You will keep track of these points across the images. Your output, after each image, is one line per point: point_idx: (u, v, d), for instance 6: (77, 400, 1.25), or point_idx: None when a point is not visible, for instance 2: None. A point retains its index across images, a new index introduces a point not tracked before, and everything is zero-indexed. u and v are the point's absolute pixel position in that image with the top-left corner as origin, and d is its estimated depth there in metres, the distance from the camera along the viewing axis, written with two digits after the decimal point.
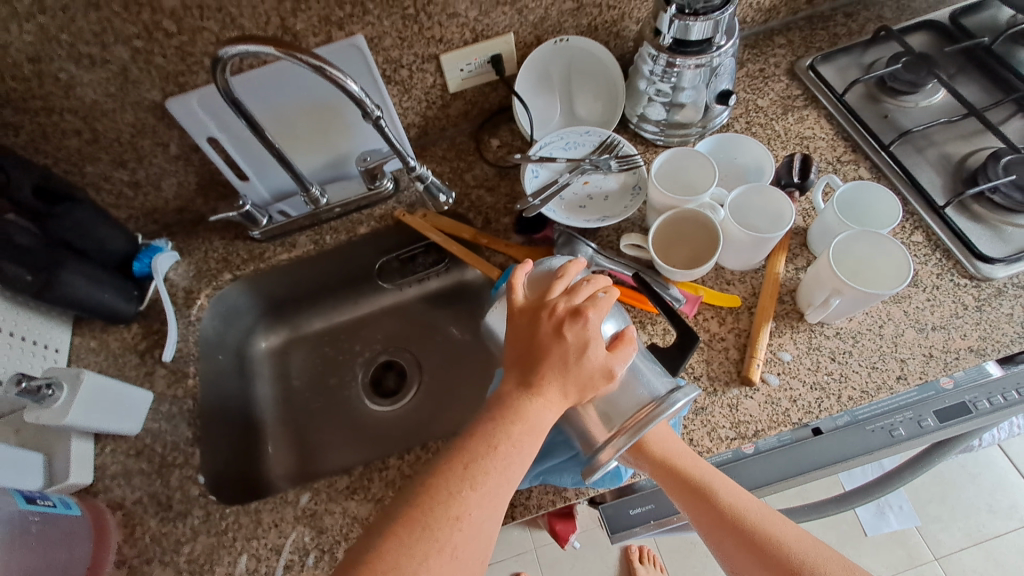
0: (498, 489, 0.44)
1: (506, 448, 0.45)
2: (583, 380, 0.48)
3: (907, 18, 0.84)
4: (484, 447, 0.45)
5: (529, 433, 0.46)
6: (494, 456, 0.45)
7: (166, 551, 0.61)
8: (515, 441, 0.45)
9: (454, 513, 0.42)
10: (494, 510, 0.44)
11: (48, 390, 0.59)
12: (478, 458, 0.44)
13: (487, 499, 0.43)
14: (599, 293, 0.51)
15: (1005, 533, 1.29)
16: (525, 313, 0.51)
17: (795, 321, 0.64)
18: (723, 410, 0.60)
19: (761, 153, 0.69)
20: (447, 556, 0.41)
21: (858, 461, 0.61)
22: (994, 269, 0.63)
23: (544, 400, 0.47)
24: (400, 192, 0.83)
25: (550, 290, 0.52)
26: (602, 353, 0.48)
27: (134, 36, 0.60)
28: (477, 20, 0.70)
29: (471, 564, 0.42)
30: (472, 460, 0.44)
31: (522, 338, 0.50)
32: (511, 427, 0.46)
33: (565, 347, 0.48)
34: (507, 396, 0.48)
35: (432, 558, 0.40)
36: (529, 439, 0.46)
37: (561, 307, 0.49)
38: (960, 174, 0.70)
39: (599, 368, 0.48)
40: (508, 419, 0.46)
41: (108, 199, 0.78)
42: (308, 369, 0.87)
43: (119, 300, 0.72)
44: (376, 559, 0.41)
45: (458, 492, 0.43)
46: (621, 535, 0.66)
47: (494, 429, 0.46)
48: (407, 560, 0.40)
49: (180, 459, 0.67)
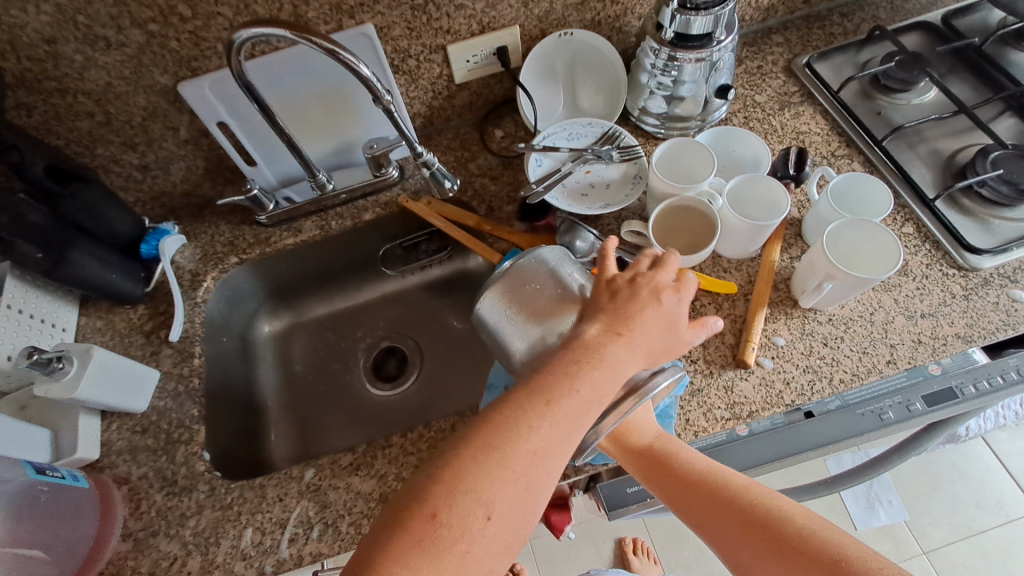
0: (569, 429, 0.45)
1: (585, 385, 0.46)
2: (671, 339, 0.51)
3: (901, 19, 0.86)
4: (558, 384, 0.46)
5: (564, 417, 0.45)
6: (571, 394, 0.45)
7: (171, 525, 0.62)
8: (596, 380, 0.46)
9: (530, 447, 0.43)
10: (526, 493, 0.43)
11: (58, 364, 0.60)
12: (555, 391, 0.45)
13: (518, 483, 0.42)
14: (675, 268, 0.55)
15: (991, 528, 1.31)
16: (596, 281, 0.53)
17: (789, 308, 0.66)
18: (718, 392, 0.62)
19: (758, 145, 0.71)
20: (518, 487, 0.42)
21: (850, 443, 0.64)
22: (981, 260, 0.65)
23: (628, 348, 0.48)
24: (405, 180, 0.84)
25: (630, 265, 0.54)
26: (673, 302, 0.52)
27: (149, 19, 0.62)
28: (483, 12, 0.71)
29: (536, 492, 0.43)
30: (502, 443, 0.43)
31: (605, 301, 0.51)
32: (544, 409, 0.44)
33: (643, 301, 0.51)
34: (570, 359, 0.47)
35: (461, 540, 0.40)
36: (607, 378, 0.47)
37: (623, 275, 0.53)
38: (950, 169, 0.72)
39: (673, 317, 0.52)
40: (543, 402, 0.45)
41: (117, 182, 0.79)
42: (311, 354, 0.88)
43: (126, 281, 0.73)
44: (457, 478, 0.42)
45: (485, 475, 0.42)
46: (619, 513, 0.68)
47: (528, 411, 0.44)
48: (485, 485, 0.42)
49: (186, 436, 0.68)
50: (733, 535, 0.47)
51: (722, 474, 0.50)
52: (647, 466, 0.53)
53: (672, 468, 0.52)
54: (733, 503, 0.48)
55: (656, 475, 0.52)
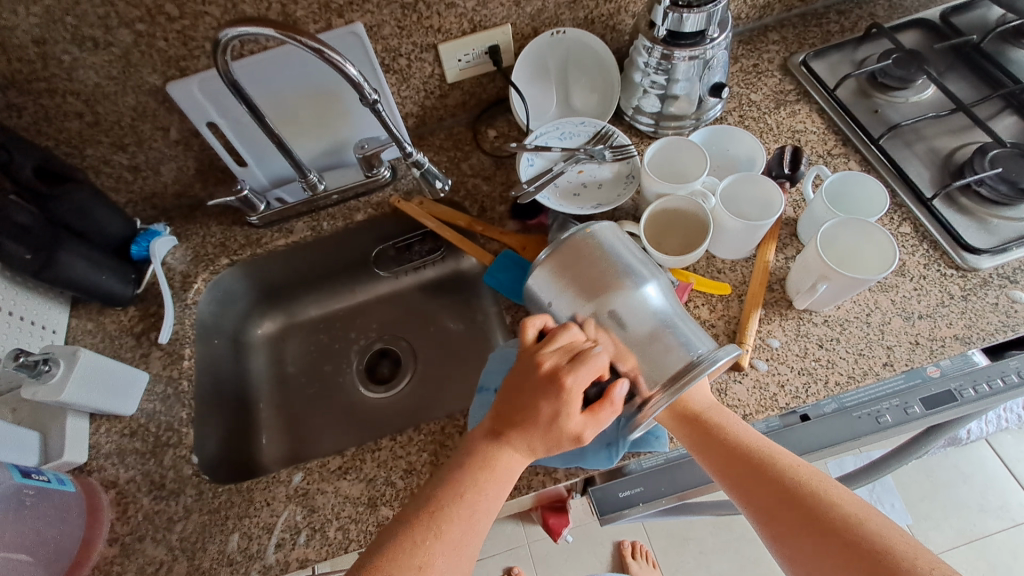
0: (478, 507, 0.48)
1: (490, 469, 0.50)
2: (550, 439, 0.50)
3: (898, 17, 0.85)
4: (470, 471, 0.49)
5: (500, 476, 0.50)
6: (478, 477, 0.49)
7: (158, 529, 0.62)
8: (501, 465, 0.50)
9: (434, 530, 0.46)
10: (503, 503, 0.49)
11: (44, 366, 0.60)
12: (459, 479, 0.49)
13: (495, 496, 0.49)
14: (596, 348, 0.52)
15: (995, 532, 1.29)
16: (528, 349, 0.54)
17: (784, 309, 0.65)
18: (711, 394, 0.61)
19: (752, 143, 0.70)
20: (425, 573, 0.44)
21: (846, 447, 0.62)
22: (980, 260, 0.64)
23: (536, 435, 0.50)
24: (397, 180, 0.83)
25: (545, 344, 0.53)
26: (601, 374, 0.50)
27: (137, 19, 0.61)
28: (474, 11, 0.71)
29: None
30: (484, 457, 0.50)
31: (514, 381, 0.53)
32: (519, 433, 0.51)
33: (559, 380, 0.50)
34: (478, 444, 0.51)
35: (445, 543, 0.46)
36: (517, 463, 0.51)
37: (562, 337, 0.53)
38: (948, 167, 0.71)
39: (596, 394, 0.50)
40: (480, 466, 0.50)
41: (107, 183, 0.78)
42: (304, 356, 0.87)
43: (117, 283, 0.73)
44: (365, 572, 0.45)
45: (468, 487, 0.49)
46: (610, 517, 0.67)
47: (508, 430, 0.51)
48: (388, 575, 0.44)
49: (174, 439, 0.67)
50: (779, 514, 0.45)
51: (773, 450, 0.49)
52: (693, 431, 0.52)
53: (718, 436, 0.51)
54: (780, 479, 0.46)
55: (700, 440, 0.51)
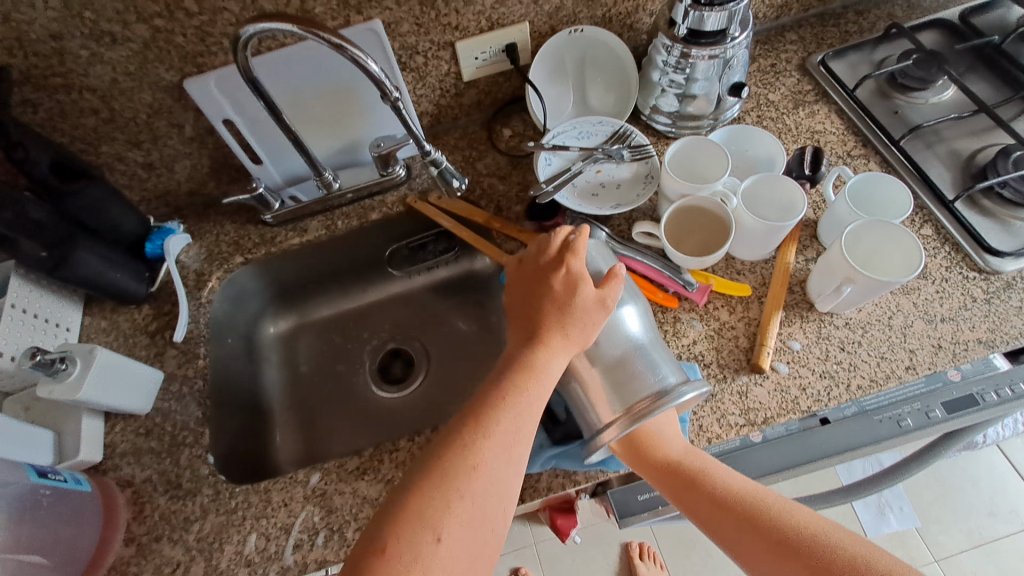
0: (511, 436, 0.47)
1: (516, 397, 0.48)
2: (559, 305, 0.52)
3: (917, 17, 0.84)
4: (495, 399, 0.48)
5: (516, 423, 0.47)
6: (504, 406, 0.48)
7: (175, 529, 0.61)
8: (525, 390, 0.49)
9: (471, 461, 0.44)
10: (510, 458, 0.46)
11: (61, 364, 0.59)
12: (488, 410, 0.47)
13: (502, 447, 0.46)
14: (591, 291, 0.53)
15: (1005, 536, 1.29)
16: (514, 289, 0.57)
17: (805, 311, 0.64)
18: (732, 397, 0.60)
19: (772, 144, 0.70)
20: (467, 503, 0.43)
21: (867, 451, 0.62)
22: (1004, 263, 0.64)
23: (548, 350, 0.51)
24: (412, 179, 0.83)
25: (548, 248, 0.56)
26: (594, 289, 0.53)
27: (155, 14, 0.61)
28: (493, 8, 0.70)
29: (491, 510, 0.44)
30: (484, 414, 0.47)
31: (523, 289, 0.55)
32: (522, 378, 0.49)
33: (555, 297, 0.53)
34: (482, 402, 0.48)
35: (453, 506, 0.43)
36: (539, 389, 0.49)
37: (550, 264, 0.55)
38: (969, 169, 0.70)
39: (592, 303, 0.52)
40: (485, 420, 0.47)
41: (121, 180, 0.78)
42: (316, 355, 0.87)
43: (131, 280, 0.73)
44: (399, 513, 0.43)
45: (472, 442, 0.45)
46: (630, 520, 0.66)
47: (507, 383, 0.49)
48: (429, 510, 0.42)
49: (190, 438, 0.67)
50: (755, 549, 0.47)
51: (735, 483, 0.51)
52: (661, 475, 0.53)
53: (699, 486, 0.51)
54: (748, 515, 0.48)
55: (678, 489, 0.52)
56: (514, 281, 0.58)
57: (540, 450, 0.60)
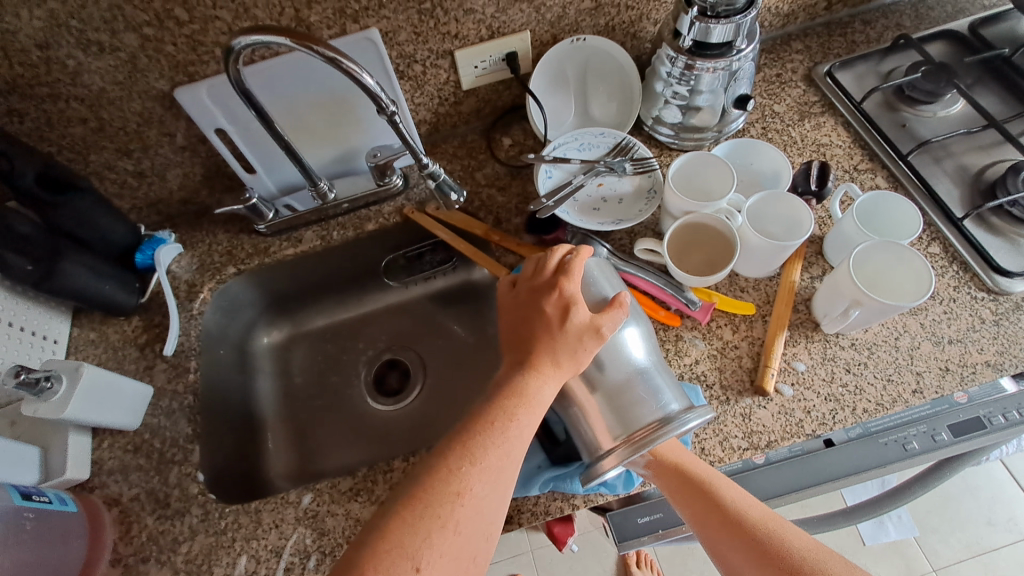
0: (498, 464, 0.45)
1: (504, 423, 0.47)
2: (550, 330, 0.51)
3: (926, 27, 0.83)
4: (482, 423, 0.47)
5: (502, 453, 0.45)
6: (492, 431, 0.46)
7: (163, 550, 0.60)
8: (514, 416, 0.47)
9: (455, 489, 0.43)
10: (495, 486, 0.44)
11: (46, 383, 0.57)
12: (475, 435, 0.46)
13: (488, 474, 0.44)
14: (583, 316, 0.51)
15: (1003, 546, 1.29)
16: (509, 310, 0.55)
17: (810, 330, 0.63)
18: (735, 420, 0.59)
19: (778, 159, 0.69)
20: (450, 532, 0.42)
21: (870, 475, 0.61)
22: (1012, 283, 0.62)
23: (540, 376, 0.49)
24: (409, 189, 0.81)
25: (541, 272, 0.54)
26: (588, 315, 0.51)
27: (144, 23, 0.59)
28: (493, 17, 0.68)
29: (473, 540, 0.42)
30: (470, 438, 0.46)
31: (516, 316, 0.54)
32: (510, 404, 0.48)
33: (548, 321, 0.51)
34: (469, 428, 0.47)
35: (435, 535, 0.41)
36: (528, 415, 0.48)
37: (544, 286, 0.53)
38: (978, 186, 0.69)
39: (585, 328, 0.51)
40: (473, 446, 0.45)
41: (111, 189, 0.76)
42: (311, 365, 0.85)
43: (120, 292, 0.71)
44: (378, 539, 0.41)
45: (458, 468, 0.44)
46: (629, 544, 0.65)
47: (494, 408, 0.48)
48: (409, 538, 0.41)
49: (180, 456, 0.65)
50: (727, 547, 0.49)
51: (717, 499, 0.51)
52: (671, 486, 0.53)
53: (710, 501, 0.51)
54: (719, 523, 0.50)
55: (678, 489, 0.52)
56: (506, 310, 0.56)
57: (539, 472, 0.59)
